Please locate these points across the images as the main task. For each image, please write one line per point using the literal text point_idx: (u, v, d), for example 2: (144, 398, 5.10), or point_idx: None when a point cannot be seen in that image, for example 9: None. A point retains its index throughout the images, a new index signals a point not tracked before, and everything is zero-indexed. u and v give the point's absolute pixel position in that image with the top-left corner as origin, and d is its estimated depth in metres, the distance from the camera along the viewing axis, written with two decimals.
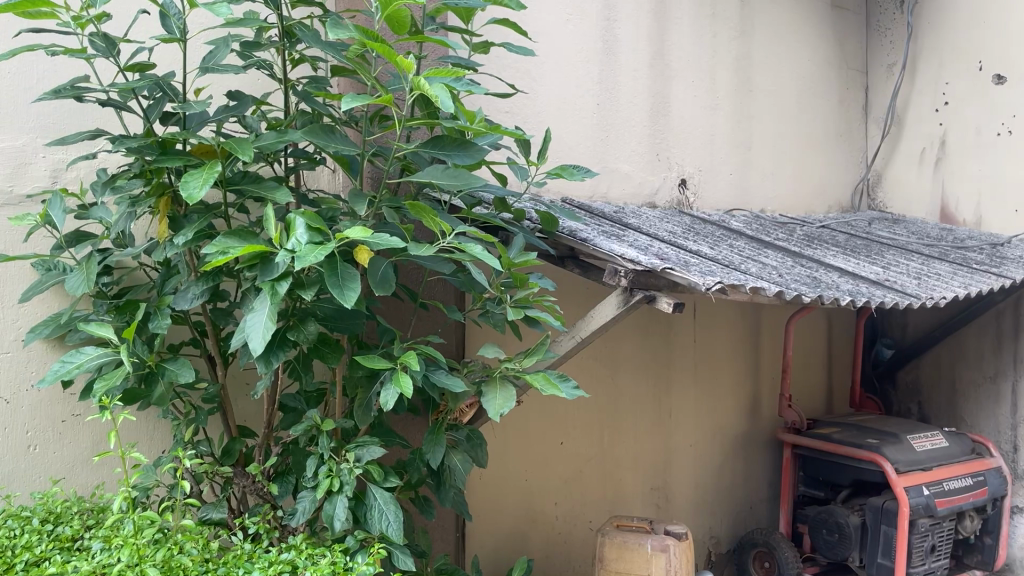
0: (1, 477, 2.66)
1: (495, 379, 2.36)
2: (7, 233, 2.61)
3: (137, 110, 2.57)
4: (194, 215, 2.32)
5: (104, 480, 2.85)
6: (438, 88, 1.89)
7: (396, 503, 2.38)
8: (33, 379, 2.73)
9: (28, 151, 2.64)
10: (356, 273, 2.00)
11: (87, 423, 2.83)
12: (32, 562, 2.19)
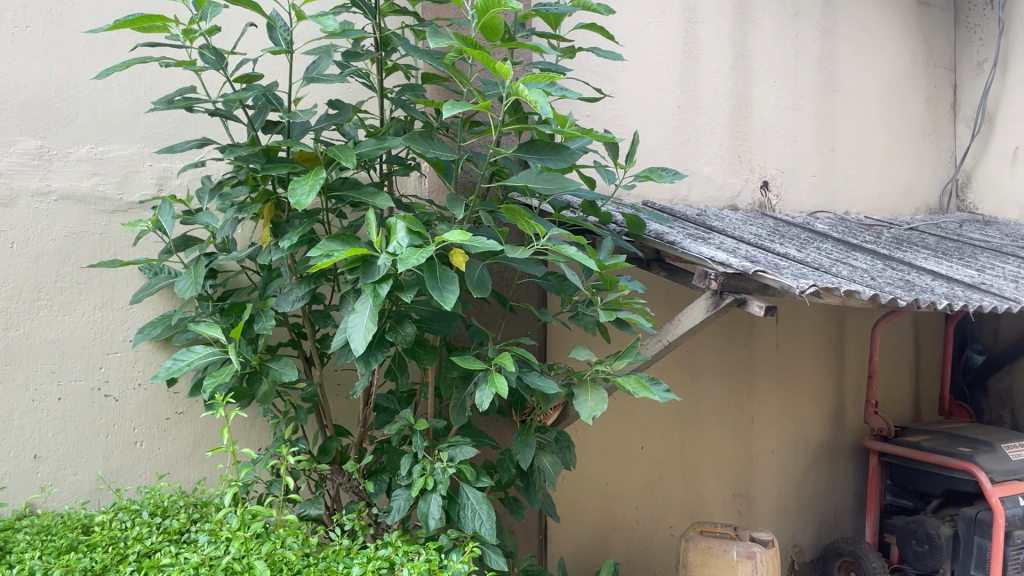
0: (111, 471, 2.79)
1: (586, 382, 2.37)
2: (118, 237, 2.81)
3: (244, 119, 2.79)
4: (296, 220, 2.42)
5: (205, 476, 2.96)
6: (535, 93, 1.90)
7: (488, 503, 2.41)
8: (140, 378, 2.86)
9: (136, 161, 2.85)
10: (454, 276, 2.04)
11: (189, 420, 2.94)
12: (144, 553, 2.27)
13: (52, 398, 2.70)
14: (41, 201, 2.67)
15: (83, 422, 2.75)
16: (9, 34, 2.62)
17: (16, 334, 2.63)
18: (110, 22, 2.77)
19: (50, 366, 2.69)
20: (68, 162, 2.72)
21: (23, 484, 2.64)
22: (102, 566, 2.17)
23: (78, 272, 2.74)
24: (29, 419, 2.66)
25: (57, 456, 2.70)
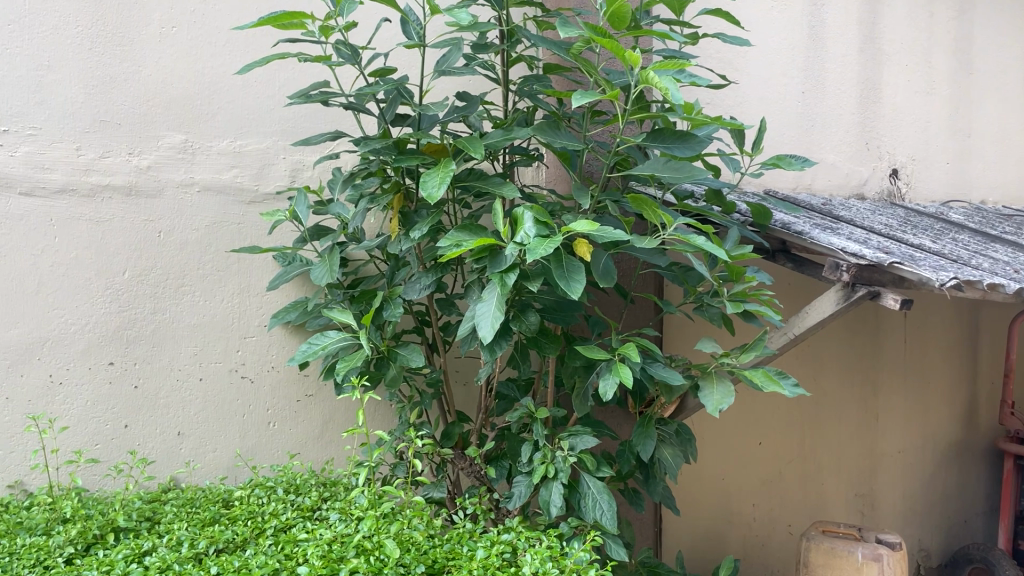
0: (247, 449, 2.94)
1: (711, 374, 2.34)
2: (254, 227, 2.95)
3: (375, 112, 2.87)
4: (424, 210, 2.49)
5: (332, 456, 3.07)
6: (667, 81, 1.89)
7: (609, 493, 2.41)
8: (273, 361, 2.99)
9: (271, 153, 2.98)
10: (580, 265, 2.03)
11: (318, 402, 3.06)
12: (281, 528, 2.39)
13: (194, 378, 2.87)
14: (185, 192, 2.83)
15: (222, 402, 2.91)
16: (157, 35, 2.79)
17: (163, 318, 2.82)
18: (251, 20, 2.91)
19: (192, 349, 2.86)
20: (209, 155, 2.88)
21: (169, 459, 2.83)
22: (242, 539, 2.30)
23: (219, 260, 2.89)
24: (174, 398, 2.84)
25: (198, 433, 2.87)
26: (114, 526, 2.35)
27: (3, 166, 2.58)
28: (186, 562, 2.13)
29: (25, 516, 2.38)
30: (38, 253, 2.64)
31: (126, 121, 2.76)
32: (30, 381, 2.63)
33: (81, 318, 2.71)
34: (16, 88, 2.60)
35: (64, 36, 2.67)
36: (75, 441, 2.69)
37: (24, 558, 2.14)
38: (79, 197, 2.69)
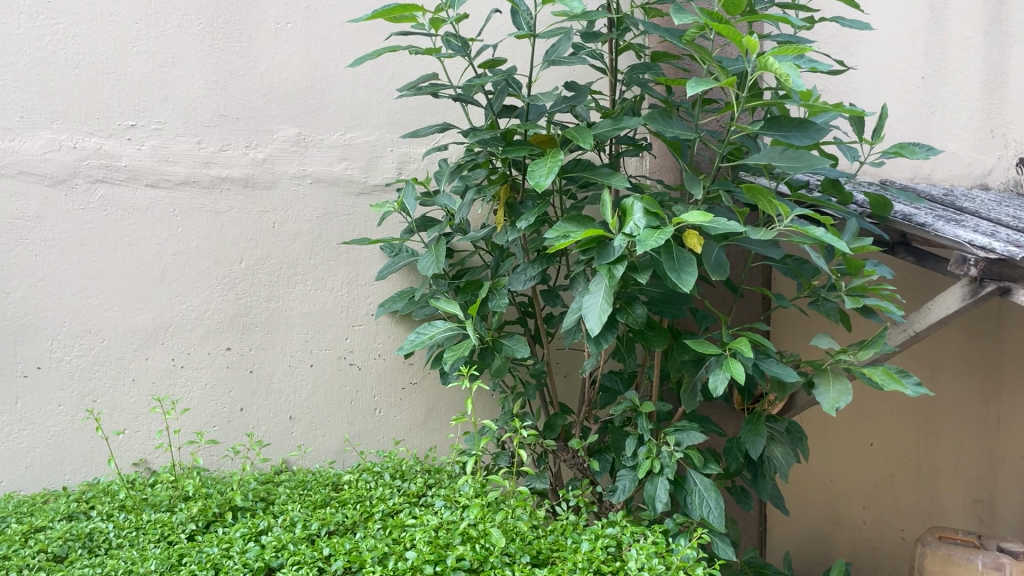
0: (356, 434, 3.01)
1: (827, 372, 2.26)
2: (363, 218, 3.01)
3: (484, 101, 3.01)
4: (530, 201, 2.49)
5: (436, 444, 3.11)
6: (787, 66, 1.82)
7: (716, 490, 2.35)
8: (380, 350, 3.04)
9: (379, 146, 3.02)
10: (692, 258, 1.99)
11: (423, 391, 3.10)
12: (388, 513, 2.44)
13: (305, 364, 2.95)
14: (298, 184, 2.92)
15: (331, 388, 2.99)
16: (272, 31, 2.88)
17: (277, 306, 2.91)
18: (364, 13, 2.96)
19: (303, 336, 2.95)
20: (321, 148, 2.95)
21: (282, 442, 2.93)
22: (352, 522, 2.36)
23: (329, 250, 2.97)
24: (286, 383, 2.93)
25: (309, 418, 2.96)
26: (232, 505, 2.44)
27: (131, 160, 2.73)
28: (300, 542, 2.20)
29: (150, 492, 2.51)
30: (162, 242, 2.78)
31: (243, 115, 2.86)
32: (155, 364, 2.78)
33: (201, 304, 2.83)
34: (143, 85, 2.74)
35: (187, 34, 2.78)
36: (195, 422, 2.82)
37: (150, 532, 2.25)
38: (200, 188, 2.81)
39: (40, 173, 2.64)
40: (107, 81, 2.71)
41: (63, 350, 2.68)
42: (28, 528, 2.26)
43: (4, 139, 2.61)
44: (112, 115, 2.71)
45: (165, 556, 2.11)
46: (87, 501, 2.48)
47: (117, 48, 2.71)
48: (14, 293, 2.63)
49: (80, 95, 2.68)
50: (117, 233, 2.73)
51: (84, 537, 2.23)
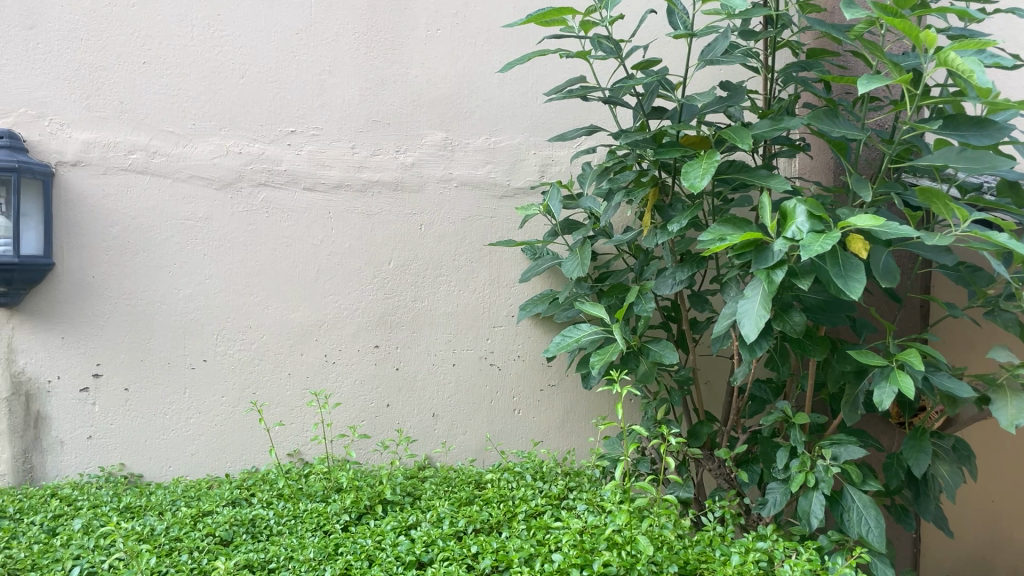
0: (496, 434, 3.05)
1: (1003, 387, 2.11)
2: (506, 221, 3.03)
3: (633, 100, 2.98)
4: (679, 204, 2.45)
5: (575, 447, 3.09)
6: (970, 61, 1.72)
7: (877, 509, 2.25)
8: (520, 351, 3.05)
9: (523, 149, 3.04)
10: (860, 264, 1.91)
11: (562, 393, 3.09)
12: (531, 514, 2.44)
13: (448, 364, 3.01)
14: (444, 187, 2.98)
15: (472, 388, 3.03)
16: (423, 37, 2.95)
17: (422, 305, 2.98)
18: (517, 18, 2.99)
19: (447, 336, 3.00)
20: (467, 152, 3.00)
21: (426, 439, 3.00)
22: (496, 521, 2.37)
23: (472, 252, 3.01)
24: (430, 381, 2.99)
25: (450, 416, 3.01)
26: (381, 498, 2.51)
27: (290, 164, 2.87)
28: (448, 538, 2.24)
29: (305, 483, 2.63)
30: (317, 243, 2.90)
31: (394, 121, 2.95)
32: (308, 359, 2.90)
33: (352, 303, 2.93)
34: (302, 92, 2.88)
35: (343, 43, 2.90)
36: (347, 416, 2.93)
37: (307, 521, 2.34)
38: (353, 192, 2.91)
39: (209, 176, 2.81)
40: (270, 89, 2.85)
41: (226, 344, 2.84)
42: (197, 512, 2.40)
43: (178, 145, 2.79)
44: (274, 121, 2.86)
45: (323, 545, 2.20)
46: (248, 488, 2.62)
47: (279, 58, 2.85)
48: (184, 290, 2.80)
49: (246, 103, 2.84)
50: (277, 234, 2.87)
51: (247, 522, 2.35)
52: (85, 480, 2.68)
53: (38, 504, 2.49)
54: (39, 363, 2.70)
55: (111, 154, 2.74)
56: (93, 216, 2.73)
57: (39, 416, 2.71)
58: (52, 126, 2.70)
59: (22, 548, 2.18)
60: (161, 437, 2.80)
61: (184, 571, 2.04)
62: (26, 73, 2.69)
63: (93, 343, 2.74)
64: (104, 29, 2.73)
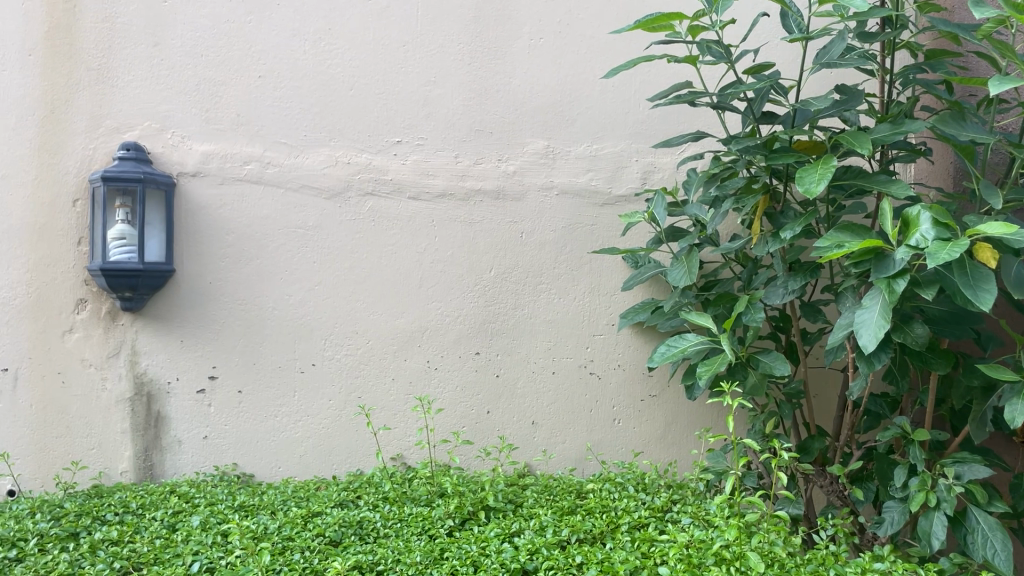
0: (597, 443, 3.02)
1: None
2: (607, 228, 3.00)
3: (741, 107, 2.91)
4: (792, 211, 2.39)
5: (677, 459, 3.03)
6: None
7: (1004, 531, 2.12)
8: (620, 360, 3.02)
9: (625, 156, 3.02)
10: (990, 273, 1.81)
11: (663, 403, 3.03)
12: (634, 525, 2.40)
13: (548, 371, 3.00)
14: (546, 195, 2.99)
15: (572, 396, 3.01)
16: (526, 47, 2.98)
17: (523, 313, 2.99)
18: (625, 25, 2.98)
19: (548, 344, 3.00)
20: (568, 159, 3.00)
21: (527, 446, 3.00)
22: (600, 531, 2.34)
23: (573, 260, 3.00)
24: (530, 389, 2.99)
25: (550, 424, 3.00)
26: (485, 504, 2.53)
27: (396, 174, 2.93)
28: (552, 547, 2.23)
29: (409, 487, 2.67)
30: (421, 251, 2.94)
31: (497, 130, 2.98)
32: (412, 365, 2.94)
33: (454, 310, 2.96)
34: (409, 103, 2.95)
35: (448, 54, 2.95)
36: (449, 422, 2.96)
37: (413, 525, 2.38)
38: (456, 200, 2.95)
39: (319, 186, 2.89)
40: (377, 100, 2.93)
41: (334, 349, 2.91)
42: (307, 512, 2.46)
43: (290, 156, 2.89)
44: (381, 132, 2.93)
45: (429, 549, 2.22)
46: (354, 490, 2.68)
47: (387, 70, 2.93)
48: (295, 295, 2.89)
49: (355, 115, 2.92)
50: (382, 242, 2.93)
51: (355, 524, 2.40)
52: (201, 478, 2.80)
53: (159, 501, 2.60)
54: (160, 365, 2.83)
55: (228, 164, 2.85)
56: (210, 225, 2.85)
57: (159, 416, 2.84)
58: (173, 139, 2.83)
59: (146, 541, 2.28)
60: (271, 438, 2.89)
61: (297, 570, 2.10)
62: (151, 88, 2.83)
63: (209, 346, 2.85)
64: (223, 45, 2.86)
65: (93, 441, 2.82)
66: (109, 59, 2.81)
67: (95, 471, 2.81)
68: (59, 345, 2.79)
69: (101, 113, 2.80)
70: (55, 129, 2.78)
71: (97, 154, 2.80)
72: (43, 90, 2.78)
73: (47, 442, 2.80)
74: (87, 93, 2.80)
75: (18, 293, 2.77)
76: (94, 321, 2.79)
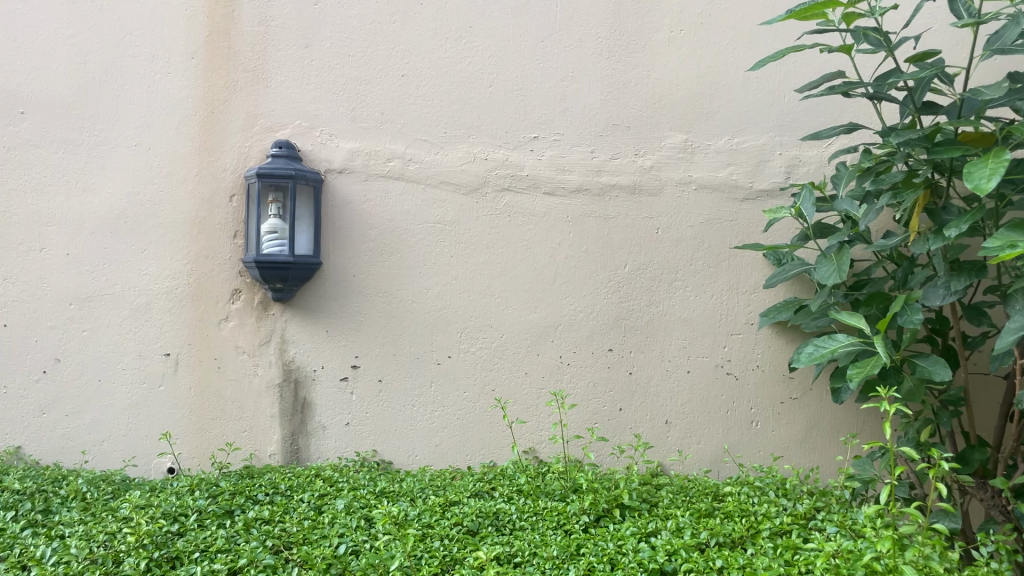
0: (734, 446, 2.94)
1: None
2: (747, 224, 2.92)
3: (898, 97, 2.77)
4: (955, 207, 2.26)
5: (820, 465, 2.91)
6: None
7: None
8: (759, 360, 2.93)
9: (767, 149, 2.93)
10: None
11: (805, 407, 2.93)
12: (776, 532, 2.32)
13: (682, 370, 2.95)
14: (684, 190, 2.94)
15: (708, 396, 2.95)
16: (666, 39, 2.94)
17: (658, 310, 2.94)
18: (775, 14, 2.89)
19: (683, 342, 2.94)
20: (707, 154, 2.94)
21: (661, 445, 2.96)
22: (740, 536, 2.27)
23: (711, 256, 2.93)
24: (664, 387, 2.95)
25: (685, 423, 2.95)
26: (619, 502, 2.50)
27: (532, 169, 2.95)
28: (691, 549, 2.18)
29: (543, 481, 2.68)
30: (556, 246, 2.95)
31: (635, 124, 2.94)
32: (545, 360, 2.95)
33: (588, 306, 2.95)
34: (546, 99, 2.96)
35: (587, 48, 2.95)
36: (583, 418, 2.95)
37: (548, 519, 2.39)
38: (592, 195, 2.94)
39: (457, 182, 2.95)
40: (515, 96, 2.96)
41: (469, 342, 2.96)
42: (445, 501, 2.52)
43: (430, 152, 2.96)
44: (518, 128, 2.96)
45: (565, 544, 2.22)
46: (489, 482, 2.72)
47: (525, 66, 2.96)
48: (432, 289, 2.95)
49: (493, 111, 2.96)
50: (517, 237, 2.95)
51: (492, 516, 2.43)
52: (344, 464, 2.91)
53: (306, 483, 2.72)
54: (307, 353, 2.95)
55: (372, 161, 2.95)
56: (355, 220, 2.95)
57: (306, 402, 2.96)
58: (322, 136, 2.95)
59: (295, 522, 2.39)
60: (408, 427, 2.97)
61: (438, 557, 2.15)
62: (301, 88, 2.95)
63: (352, 337, 2.95)
64: (368, 45, 2.95)
65: (245, 424, 2.97)
66: (264, 60, 2.95)
67: (246, 452, 2.96)
68: (216, 333, 2.95)
69: (256, 113, 2.95)
70: (214, 129, 2.94)
71: (252, 151, 2.95)
72: (203, 92, 2.95)
73: (204, 423, 2.96)
74: (243, 94, 2.95)
75: (180, 283, 2.94)
76: (248, 310, 2.95)
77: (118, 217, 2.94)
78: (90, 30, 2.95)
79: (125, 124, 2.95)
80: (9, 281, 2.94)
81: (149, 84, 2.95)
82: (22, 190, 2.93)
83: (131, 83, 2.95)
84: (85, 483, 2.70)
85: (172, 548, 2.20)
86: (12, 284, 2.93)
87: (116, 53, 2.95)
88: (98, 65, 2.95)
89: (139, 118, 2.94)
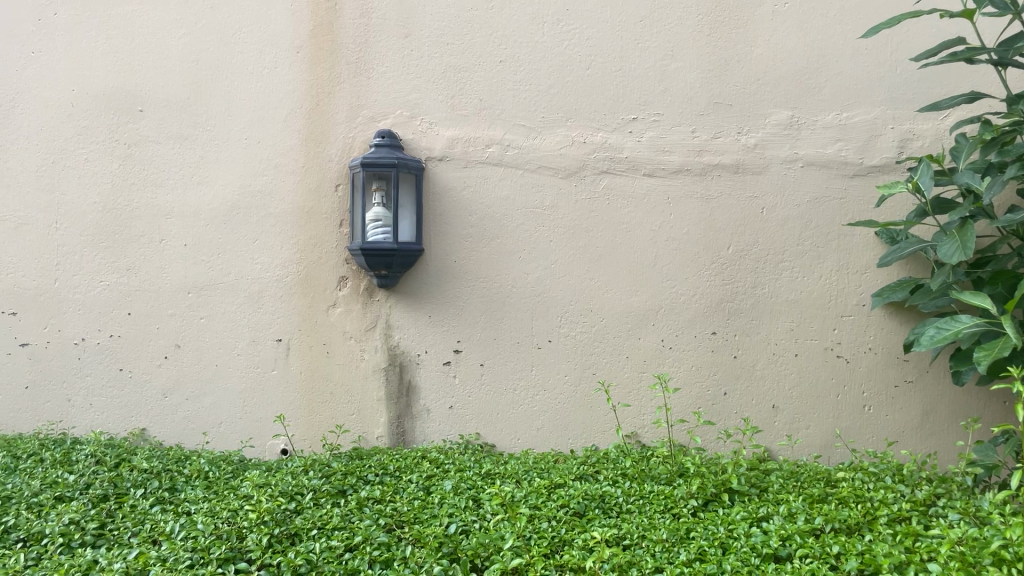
0: (846, 430, 2.86)
1: None
2: (858, 202, 2.83)
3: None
4: None
5: (937, 450, 2.80)
6: None
7: None
8: (871, 343, 2.84)
9: (878, 124, 2.82)
10: None
11: (921, 391, 2.81)
12: (894, 518, 2.24)
13: (790, 353, 2.87)
14: (790, 168, 2.86)
15: (817, 379, 2.87)
16: (770, 14, 2.86)
17: (763, 292, 2.88)
18: None
19: (791, 324, 2.87)
20: (815, 130, 2.85)
21: (769, 430, 2.89)
22: (856, 522, 2.21)
23: (818, 236, 2.85)
24: (770, 370, 2.89)
25: (793, 407, 2.88)
26: (728, 487, 2.47)
27: (632, 151, 2.92)
28: (805, 535, 2.13)
29: (648, 465, 2.67)
30: (656, 228, 2.92)
31: (738, 101, 2.88)
32: (646, 344, 2.93)
33: (690, 289, 2.91)
34: (645, 80, 2.92)
35: (686, 26, 2.90)
36: (688, 402, 2.92)
37: (656, 503, 2.38)
38: (694, 176, 2.90)
39: (556, 167, 2.95)
40: (614, 78, 2.93)
41: (570, 326, 2.96)
42: (551, 483, 2.54)
43: (529, 137, 2.96)
44: (617, 109, 2.93)
45: (674, 527, 2.21)
46: (593, 465, 2.72)
47: (623, 47, 2.93)
48: (532, 273, 2.97)
49: (591, 94, 2.94)
50: (617, 219, 2.93)
51: (599, 498, 2.43)
52: (448, 446, 2.96)
53: (413, 464, 2.78)
54: (412, 338, 3.01)
55: (471, 148, 2.98)
56: (456, 206, 2.99)
57: (411, 385, 3.03)
58: (423, 125, 2.99)
59: (405, 502, 2.45)
60: (511, 410, 2.99)
61: (547, 538, 2.16)
62: (403, 78, 3.00)
63: (454, 322, 3.00)
64: (466, 33, 2.98)
65: (353, 407, 3.05)
66: (366, 52, 3.01)
67: (355, 435, 3.05)
68: (325, 319, 3.04)
69: (359, 104, 3.02)
70: (320, 121, 3.03)
71: (356, 142, 3.02)
72: (309, 85, 3.03)
73: (315, 406, 3.06)
74: (347, 86, 3.02)
75: (290, 271, 3.04)
76: (355, 297, 3.03)
77: (231, 208, 3.06)
78: (202, 28, 3.07)
79: (236, 118, 3.06)
80: (132, 271, 3.09)
81: (259, 78, 3.05)
82: (142, 184, 3.08)
83: (242, 79, 3.06)
84: (206, 464, 2.84)
85: (291, 525, 2.28)
86: (136, 274, 3.09)
87: (227, 50, 3.06)
88: (210, 62, 3.06)
89: (250, 113, 3.05)
